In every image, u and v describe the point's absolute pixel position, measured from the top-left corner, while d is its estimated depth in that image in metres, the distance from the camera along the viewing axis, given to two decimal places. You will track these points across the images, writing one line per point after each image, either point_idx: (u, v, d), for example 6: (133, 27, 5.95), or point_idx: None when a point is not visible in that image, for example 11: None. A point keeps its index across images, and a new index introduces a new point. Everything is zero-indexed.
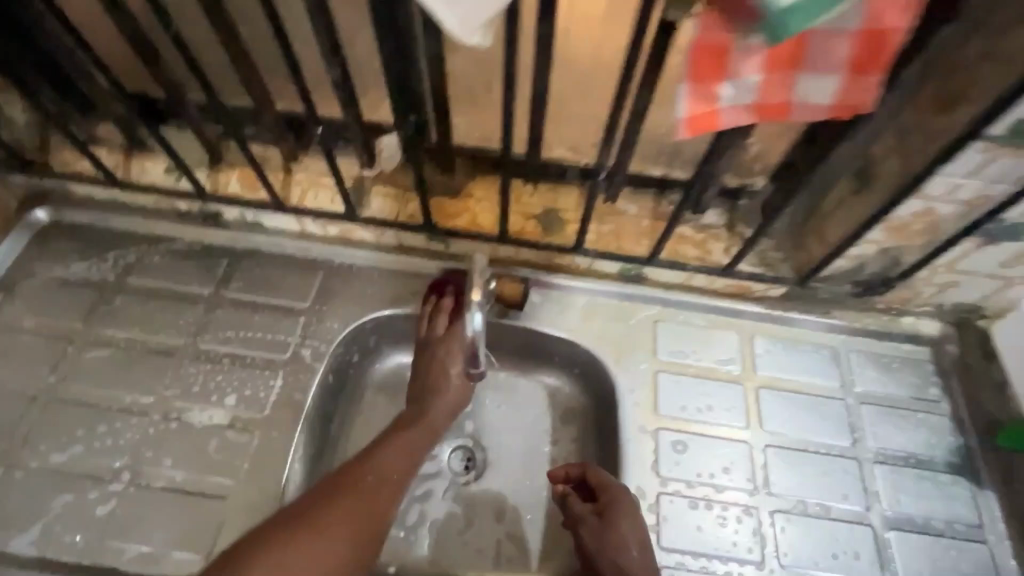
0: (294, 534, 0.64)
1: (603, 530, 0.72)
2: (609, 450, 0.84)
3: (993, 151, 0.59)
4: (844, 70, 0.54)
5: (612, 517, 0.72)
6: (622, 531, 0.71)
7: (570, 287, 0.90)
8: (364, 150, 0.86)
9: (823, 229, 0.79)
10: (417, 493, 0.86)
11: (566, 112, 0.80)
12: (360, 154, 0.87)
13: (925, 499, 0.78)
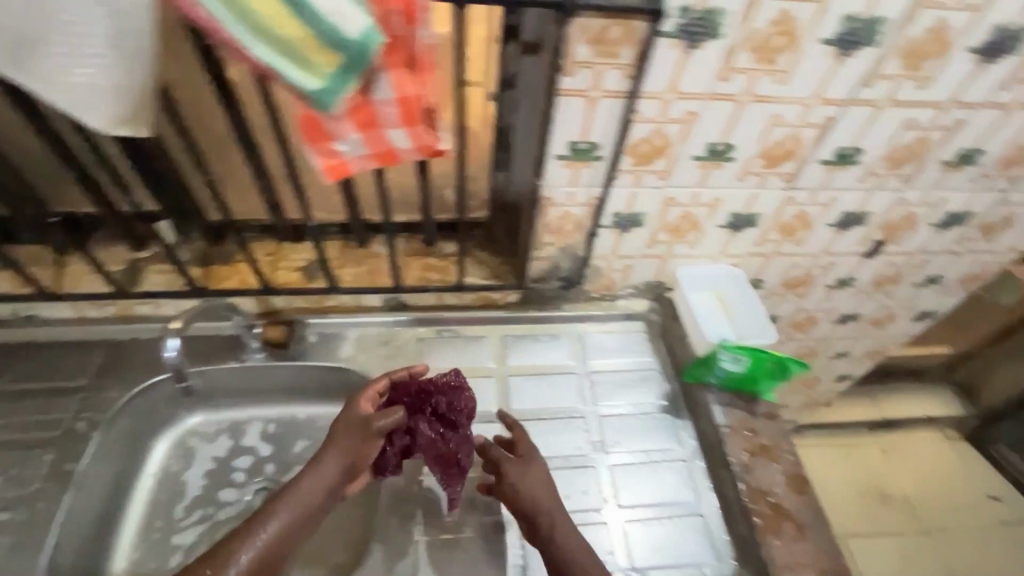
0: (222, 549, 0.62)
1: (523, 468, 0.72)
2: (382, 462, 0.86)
3: (599, 117, 0.67)
4: (410, 127, 0.59)
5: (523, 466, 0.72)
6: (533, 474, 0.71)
7: (342, 324, 0.93)
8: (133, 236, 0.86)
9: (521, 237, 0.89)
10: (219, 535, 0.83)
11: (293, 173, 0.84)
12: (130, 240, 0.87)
13: (657, 435, 0.86)
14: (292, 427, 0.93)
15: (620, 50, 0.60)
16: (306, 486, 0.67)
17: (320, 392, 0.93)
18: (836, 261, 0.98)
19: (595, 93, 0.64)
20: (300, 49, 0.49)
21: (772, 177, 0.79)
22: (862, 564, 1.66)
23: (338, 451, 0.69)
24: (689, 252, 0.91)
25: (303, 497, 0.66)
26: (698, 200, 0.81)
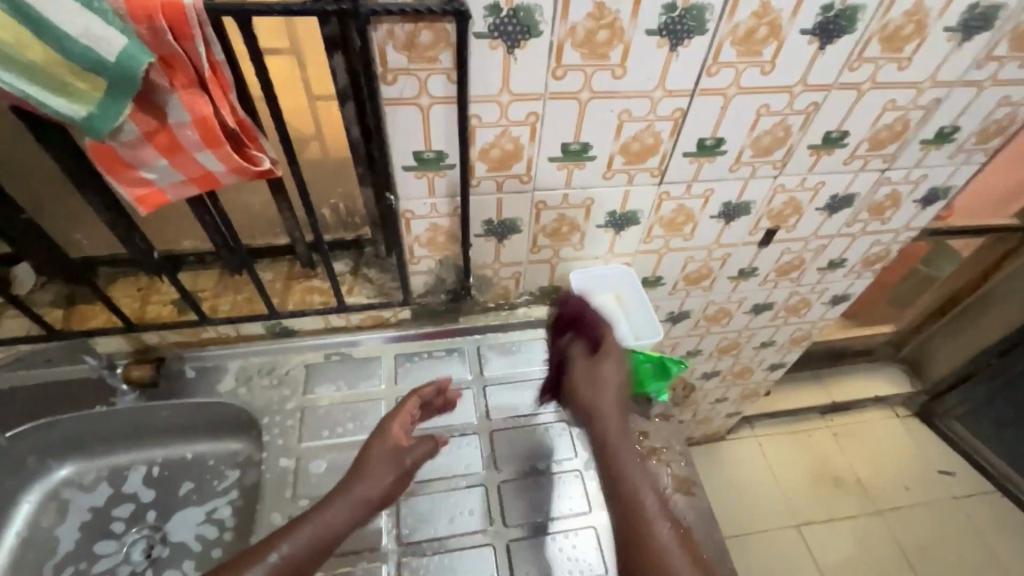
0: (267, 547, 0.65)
1: (588, 371, 0.79)
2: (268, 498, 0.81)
3: (437, 123, 0.64)
4: (217, 148, 0.56)
5: (597, 364, 0.79)
6: (603, 373, 0.78)
7: (222, 356, 0.89)
8: None
9: None
10: None
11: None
12: None
13: (553, 446, 0.84)
14: (177, 469, 0.88)
15: (436, 54, 0.58)
16: (316, 529, 0.67)
17: (205, 429, 0.89)
18: (731, 252, 0.96)
19: (424, 100, 0.62)
20: (57, 74, 0.46)
21: (639, 174, 0.77)
22: (814, 548, 1.66)
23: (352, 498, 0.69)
24: (576, 254, 0.89)
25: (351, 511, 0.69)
26: (569, 202, 0.79)
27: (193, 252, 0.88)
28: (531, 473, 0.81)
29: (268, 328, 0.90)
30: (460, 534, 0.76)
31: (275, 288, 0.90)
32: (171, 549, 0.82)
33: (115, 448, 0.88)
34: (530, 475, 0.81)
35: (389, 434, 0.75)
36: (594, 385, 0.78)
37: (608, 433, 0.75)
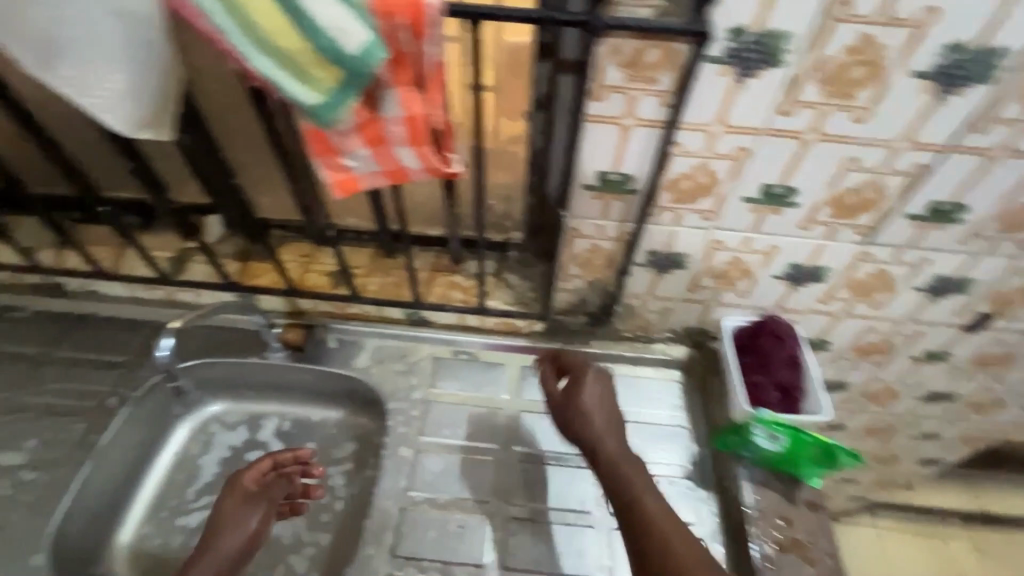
0: None
1: (592, 388, 0.71)
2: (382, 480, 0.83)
3: (637, 145, 0.60)
4: (418, 146, 0.56)
5: (590, 386, 0.71)
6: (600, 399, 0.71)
7: (362, 332, 0.92)
8: (183, 226, 0.91)
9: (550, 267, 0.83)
10: None
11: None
12: (179, 228, 0.92)
13: (676, 504, 0.77)
14: (303, 428, 0.94)
15: (657, 75, 0.53)
16: None
17: (334, 397, 0.93)
18: (924, 330, 0.82)
19: (629, 121, 0.57)
20: (300, 62, 0.47)
21: (843, 229, 0.67)
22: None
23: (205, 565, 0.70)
24: (738, 301, 0.80)
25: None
26: (749, 246, 0.71)
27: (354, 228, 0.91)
28: None
29: (406, 314, 0.92)
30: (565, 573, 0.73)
31: (420, 277, 0.91)
32: (289, 502, 0.86)
33: (257, 396, 0.95)
34: None
35: (230, 499, 0.75)
36: (596, 403, 0.70)
37: (609, 445, 0.67)
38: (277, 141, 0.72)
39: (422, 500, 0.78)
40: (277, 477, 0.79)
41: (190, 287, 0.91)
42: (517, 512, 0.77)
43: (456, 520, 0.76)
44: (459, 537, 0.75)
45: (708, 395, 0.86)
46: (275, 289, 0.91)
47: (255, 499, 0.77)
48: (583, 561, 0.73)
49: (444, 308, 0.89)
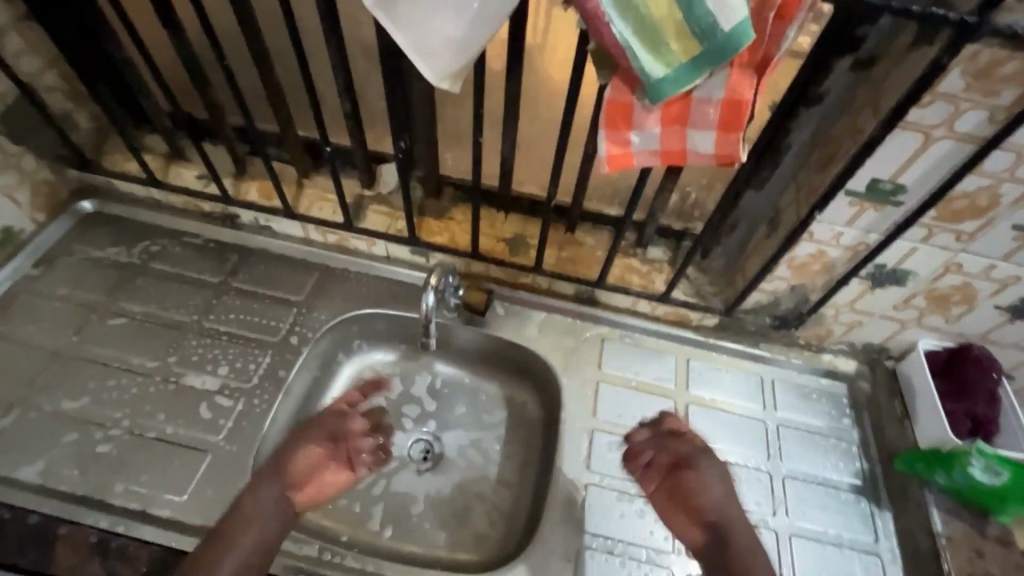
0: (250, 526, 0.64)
1: (698, 477, 0.71)
2: (548, 452, 0.84)
3: (934, 158, 0.57)
4: (722, 134, 0.53)
5: (706, 470, 0.72)
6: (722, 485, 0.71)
7: (531, 303, 0.91)
8: (365, 172, 0.92)
9: (746, 265, 0.81)
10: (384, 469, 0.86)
11: (532, 146, 0.82)
12: (362, 174, 0.92)
13: (846, 517, 0.77)
14: (455, 388, 0.95)
15: (1002, 89, 0.50)
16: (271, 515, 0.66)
17: (492, 362, 0.93)
18: None
19: (940, 132, 0.54)
20: (664, 32, 0.45)
21: None
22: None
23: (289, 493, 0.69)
24: (940, 325, 0.78)
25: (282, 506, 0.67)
26: (988, 273, 0.68)
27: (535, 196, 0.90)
28: (821, 535, 0.76)
29: (576, 291, 0.91)
30: None
31: (597, 256, 0.90)
32: (446, 458, 0.88)
33: (414, 350, 0.95)
34: (820, 538, 0.75)
35: (313, 430, 0.75)
36: (708, 484, 0.71)
37: (721, 529, 0.68)
38: (517, 102, 0.69)
39: (599, 478, 0.79)
40: (348, 417, 0.79)
41: (367, 236, 0.90)
42: None
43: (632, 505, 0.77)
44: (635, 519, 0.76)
45: (879, 414, 0.85)
46: (453, 250, 0.90)
47: (339, 438, 0.76)
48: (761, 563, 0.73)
49: (622, 291, 0.88)
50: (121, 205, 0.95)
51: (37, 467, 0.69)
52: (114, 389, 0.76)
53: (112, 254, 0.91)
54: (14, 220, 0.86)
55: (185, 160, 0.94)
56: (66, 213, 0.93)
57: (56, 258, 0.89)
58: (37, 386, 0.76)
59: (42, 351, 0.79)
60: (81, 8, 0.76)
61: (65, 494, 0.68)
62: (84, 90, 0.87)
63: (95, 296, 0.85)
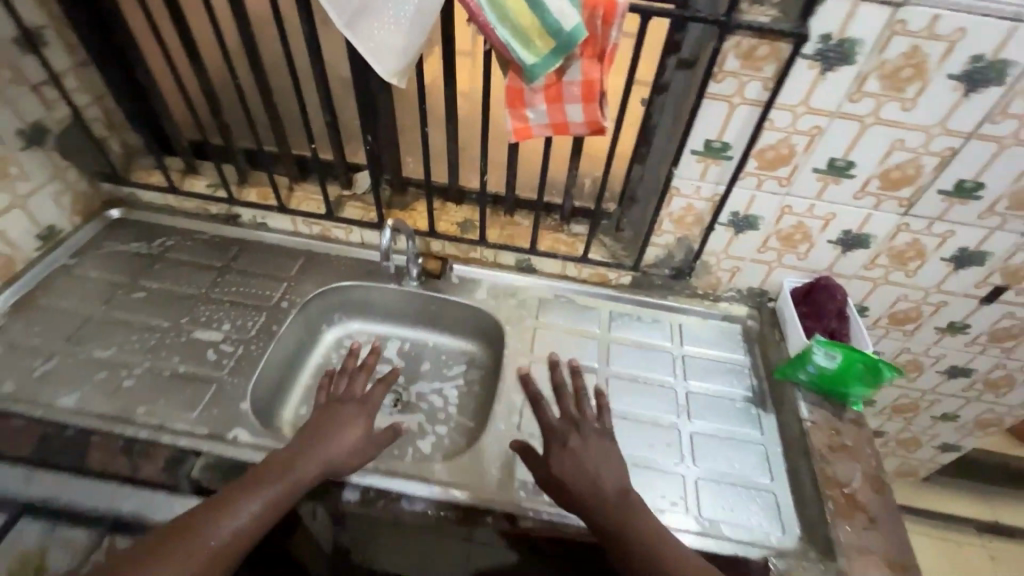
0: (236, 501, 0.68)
1: (564, 455, 0.78)
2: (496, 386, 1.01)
3: (739, 119, 0.81)
4: (586, 104, 0.78)
5: (568, 447, 0.79)
6: (592, 453, 0.78)
7: (480, 273, 1.12)
8: (344, 176, 1.14)
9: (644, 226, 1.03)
10: None
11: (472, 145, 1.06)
12: (341, 178, 1.15)
13: (741, 419, 0.94)
14: (420, 350, 1.13)
15: (764, 65, 0.75)
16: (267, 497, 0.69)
17: (450, 324, 1.12)
18: (948, 301, 1.00)
19: (736, 99, 0.79)
20: (529, 33, 0.70)
21: (888, 201, 0.87)
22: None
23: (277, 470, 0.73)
24: (797, 264, 1.00)
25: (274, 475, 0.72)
26: (813, 211, 0.91)
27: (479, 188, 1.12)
28: (721, 433, 0.92)
29: (516, 261, 1.11)
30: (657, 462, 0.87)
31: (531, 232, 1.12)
32: (412, 402, 1.05)
33: (385, 319, 1.14)
34: (720, 435, 0.92)
35: (334, 403, 0.84)
36: (572, 470, 0.76)
37: (586, 497, 0.73)
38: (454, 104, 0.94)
39: (537, 397, 0.94)
40: (378, 377, 0.89)
41: (345, 224, 1.12)
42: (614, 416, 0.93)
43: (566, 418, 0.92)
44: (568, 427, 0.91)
45: (765, 345, 1.04)
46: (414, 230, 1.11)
47: (370, 404, 0.85)
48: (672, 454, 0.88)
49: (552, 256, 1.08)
50: (144, 212, 1.17)
51: (71, 396, 0.85)
52: (136, 341, 0.94)
53: (135, 248, 1.11)
54: (58, 220, 1.07)
55: (198, 174, 1.17)
56: (98, 218, 1.14)
57: (89, 251, 1.09)
58: (72, 340, 0.93)
59: (76, 316, 0.97)
60: (128, 56, 1.02)
61: (94, 413, 0.83)
62: (122, 121, 1.11)
63: (121, 276, 1.05)
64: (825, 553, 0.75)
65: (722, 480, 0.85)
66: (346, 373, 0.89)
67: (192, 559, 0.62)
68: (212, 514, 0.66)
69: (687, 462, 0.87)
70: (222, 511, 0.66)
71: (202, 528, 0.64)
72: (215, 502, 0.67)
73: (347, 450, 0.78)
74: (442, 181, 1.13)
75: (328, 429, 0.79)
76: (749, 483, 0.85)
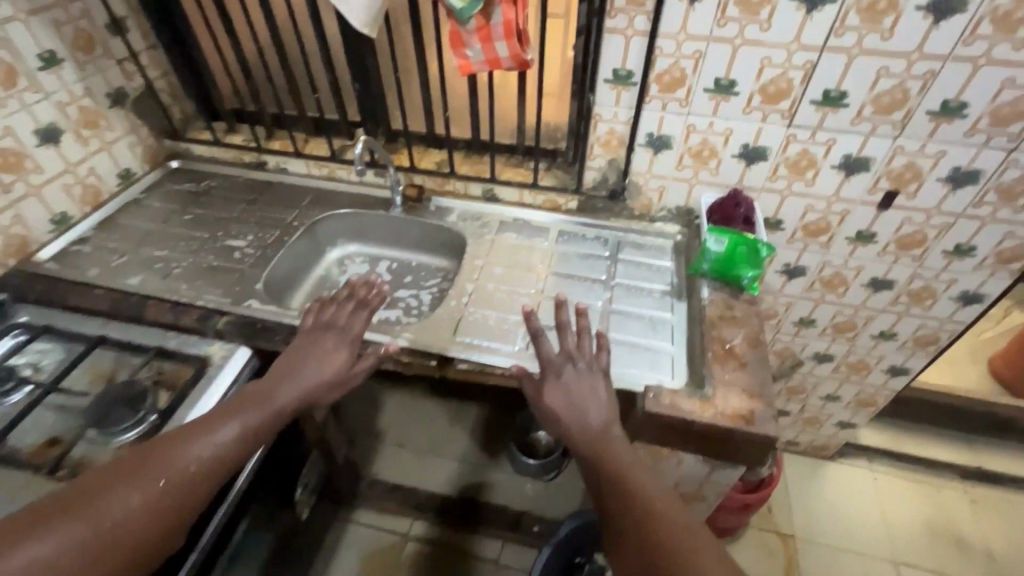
0: (211, 425, 0.77)
1: (557, 387, 0.86)
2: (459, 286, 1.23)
3: (635, 49, 1.02)
4: (508, 41, 1.00)
5: (560, 378, 0.86)
6: (580, 387, 0.85)
7: (452, 203, 1.35)
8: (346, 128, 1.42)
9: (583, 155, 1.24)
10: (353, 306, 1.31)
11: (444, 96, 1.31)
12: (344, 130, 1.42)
13: (657, 305, 1.11)
14: (405, 266, 1.39)
15: (645, 1, 0.95)
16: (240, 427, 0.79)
17: (429, 245, 1.37)
18: (850, 209, 1.14)
19: (630, 31, 1.00)
20: None
21: (772, 114, 1.04)
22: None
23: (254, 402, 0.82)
24: (712, 179, 1.17)
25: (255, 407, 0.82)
26: (713, 128, 1.09)
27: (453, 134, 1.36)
28: (636, 314, 1.09)
29: (482, 192, 1.34)
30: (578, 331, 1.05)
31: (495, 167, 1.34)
32: (394, 302, 1.31)
33: (378, 243, 1.41)
34: (636, 315, 1.09)
35: (315, 334, 0.96)
36: (563, 401, 0.84)
37: (574, 429, 0.82)
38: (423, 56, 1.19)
39: (486, 288, 1.15)
40: (356, 312, 1.00)
41: (345, 164, 1.39)
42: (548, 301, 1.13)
43: (508, 303, 1.12)
44: (508, 308, 1.11)
45: (689, 255, 1.21)
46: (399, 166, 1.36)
47: (350, 342, 0.97)
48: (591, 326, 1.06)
49: (509, 184, 1.30)
50: (195, 162, 1.49)
51: (136, 278, 1.15)
52: (184, 246, 1.24)
53: (188, 187, 1.42)
54: (132, 165, 1.39)
55: (236, 132, 1.48)
56: (162, 167, 1.47)
57: (154, 189, 1.41)
58: (140, 244, 1.24)
59: (143, 230, 1.28)
60: (186, 37, 1.34)
61: (151, 288, 1.12)
62: (181, 90, 1.44)
63: (176, 205, 1.36)
64: (698, 385, 0.92)
65: (629, 343, 1.03)
66: (341, 306, 1.00)
67: (180, 465, 0.71)
68: (197, 430, 0.76)
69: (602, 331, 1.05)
70: (206, 432, 0.76)
71: (188, 443, 0.74)
72: (198, 424, 0.77)
73: (321, 378, 0.90)
74: (423, 130, 1.38)
75: (305, 361, 0.91)
76: (652, 346, 1.02)
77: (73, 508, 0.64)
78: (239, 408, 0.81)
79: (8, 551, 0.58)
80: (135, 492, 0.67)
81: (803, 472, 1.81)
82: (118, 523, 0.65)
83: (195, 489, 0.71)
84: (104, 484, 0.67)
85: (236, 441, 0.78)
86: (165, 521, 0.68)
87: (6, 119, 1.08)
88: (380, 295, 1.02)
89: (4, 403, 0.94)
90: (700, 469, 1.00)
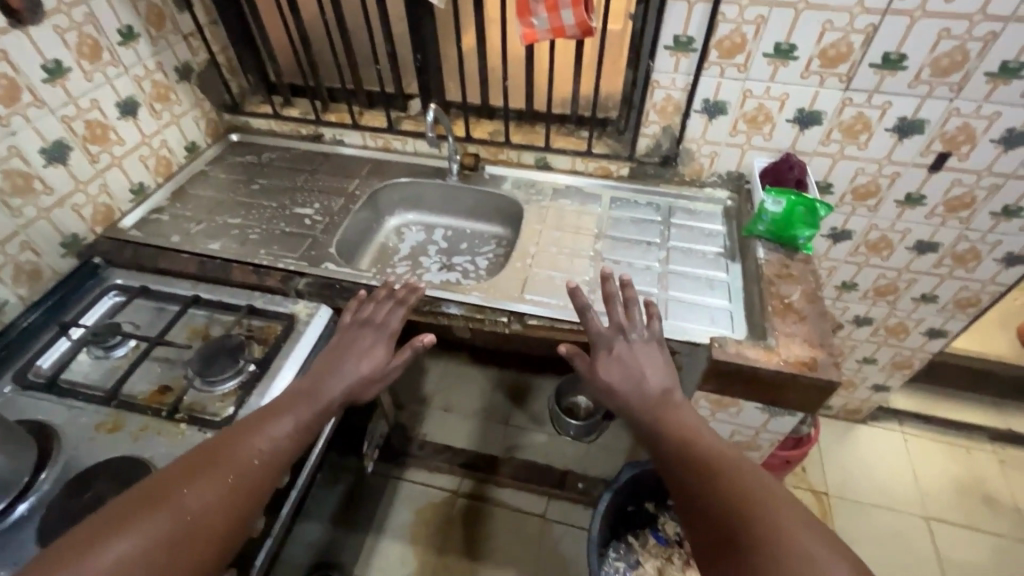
0: (265, 421, 0.77)
1: (610, 360, 0.88)
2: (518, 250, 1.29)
3: (698, 16, 1.05)
4: (574, 9, 1.03)
5: (610, 355, 0.89)
6: (636, 357, 0.88)
7: (506, 170, 1.40)
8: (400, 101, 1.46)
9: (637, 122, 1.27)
10: (414, 271, 1.38)
11: (499, 67, 1.35)
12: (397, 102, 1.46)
13: (711, 264, 1.16)
14: (460, 234, 1.45)
15: None
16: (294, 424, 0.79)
17: (483, 214, 1.43)
18: (901, 172, 1.18)
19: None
20: None
21: (830, 78, 1.07)
22: (940, 543, 1.62)
23: (303, 397, 0.83)
24: (765, 144, 1.20)
25: (305, 402, 0.82)
26: (770, 93, 1.12)
27: (506, 103, 1.40)
28: (693, 273, 1.14)
29: (535, 160, 1.38)
30: (639, 289, 1.10)
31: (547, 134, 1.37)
32: (453, 267, 1.38)
33: (432, 213, 1.47)
34: (693, 274, 1.14)
35: (348, 331, 0.96)
36: (619, 374, 0.86)
37: (633, 397, 0.83)
38: (483, 26, 1.22)
39: (547, 250, 1.21)
40: (396, 307, 0.99)
41: (401, 135, 1.43)
42: (607, 263, 1.18)
43: (569, 265, 1.17)
44: (570, 271, 1.16)
45: (740, 218, 1.25)
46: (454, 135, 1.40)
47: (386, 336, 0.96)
48: (652, 285, 1.11)
49: (563, 151, 1.34)
50: (253, 136, 1.54)
51: (215, 243, 1.21)
52: (254, 214, 1.30)
53: (249, 160, 1.48)
54: (197, 138, 1.45)
55: (291, 105, 1.53)
56: (223, 140, 1.52)
57: (217, 162, 1.47)
58: (212, 213, 1.30)
59: (214, 200, 1.34)
60: (245, 12, 1.38)
61: (231, 252, 1.19)
62: (239, 65, 1.48)
63: (240, 177, 1.42)
64: (760, 336, 0.98)
65: (690, 300, 1.08)
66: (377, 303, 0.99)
67: (242, 464, 0.71)
68: (252, 432, 0.75)
69: (662, 289, 1.10)
70: (262, 431, 0.76)
71: (245, 442, 0.73)
72: (252, 422, 0.77)
73: (361, 374, 0.89)
74: (478, 100, 1.42)
75: (343, 359, 0.90)
76: (711, 302, 1.07)
77: (147, 511, 0.62)
78: (292, 404, 0.81)
79: (92, 552, 0.57)
80: (204, 493, 0.66)
81: (835, 435, 1.88)
82: (188, 519, 0.63)
83: (258, 484, 0.71)
84: (172, 487, 0.66)
85: (288, 435, 0.77)
86: (235, 515, 0.68)
87: (93, 92, 1.14)
88: (417, 290, 1.01)
89: (112, 356, 1.01)
90: (757, 414, 1.07)
